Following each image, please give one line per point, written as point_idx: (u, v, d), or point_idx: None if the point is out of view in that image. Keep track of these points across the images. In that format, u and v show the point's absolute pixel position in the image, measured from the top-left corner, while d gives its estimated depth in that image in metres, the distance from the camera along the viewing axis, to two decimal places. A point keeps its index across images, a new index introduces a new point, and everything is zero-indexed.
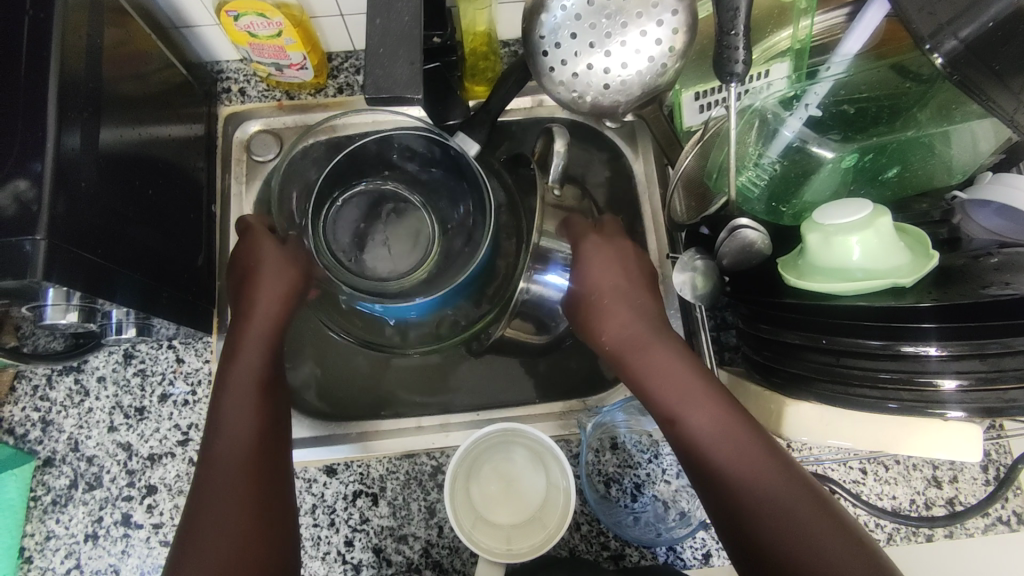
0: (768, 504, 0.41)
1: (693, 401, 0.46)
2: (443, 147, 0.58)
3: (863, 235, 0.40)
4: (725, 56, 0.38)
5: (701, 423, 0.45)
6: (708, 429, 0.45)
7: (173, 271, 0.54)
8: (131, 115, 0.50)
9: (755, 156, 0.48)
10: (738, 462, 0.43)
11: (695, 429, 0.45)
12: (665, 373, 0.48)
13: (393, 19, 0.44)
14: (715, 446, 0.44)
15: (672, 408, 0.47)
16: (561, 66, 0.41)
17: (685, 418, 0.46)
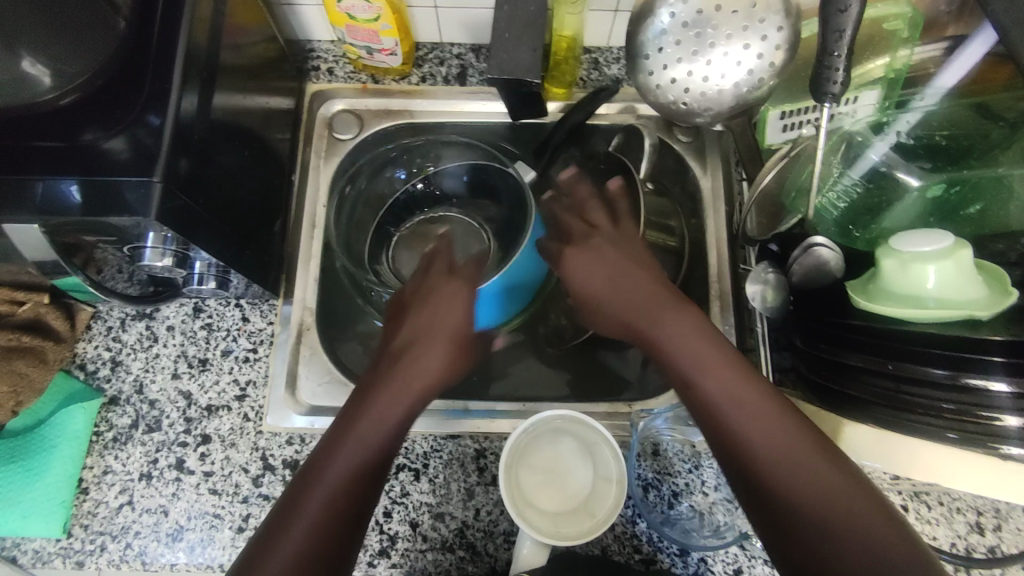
0: (776, 452, 0.38)
1: (699, 354, 0.43)
2: (497, 170, 0.64)
3: (940, 264, 0.41)
4: (825, 76, 0.40)
5: (719, 391, 0.41)
6: (749, 418, 0.39)
7: (257, 231, 0.57)
8: (239, 82, 0.53)
9: (834, 177, 0.49)
10: (766, 439, 0.38)
11: (709, 393, 0.41)
12: (684, 338, 0.43)
13: None
14: (750, 427, 0.39)
15: (688, 372, 0.42)
16: (661, 70, 0.43)
17: (702, 383, 0.41)
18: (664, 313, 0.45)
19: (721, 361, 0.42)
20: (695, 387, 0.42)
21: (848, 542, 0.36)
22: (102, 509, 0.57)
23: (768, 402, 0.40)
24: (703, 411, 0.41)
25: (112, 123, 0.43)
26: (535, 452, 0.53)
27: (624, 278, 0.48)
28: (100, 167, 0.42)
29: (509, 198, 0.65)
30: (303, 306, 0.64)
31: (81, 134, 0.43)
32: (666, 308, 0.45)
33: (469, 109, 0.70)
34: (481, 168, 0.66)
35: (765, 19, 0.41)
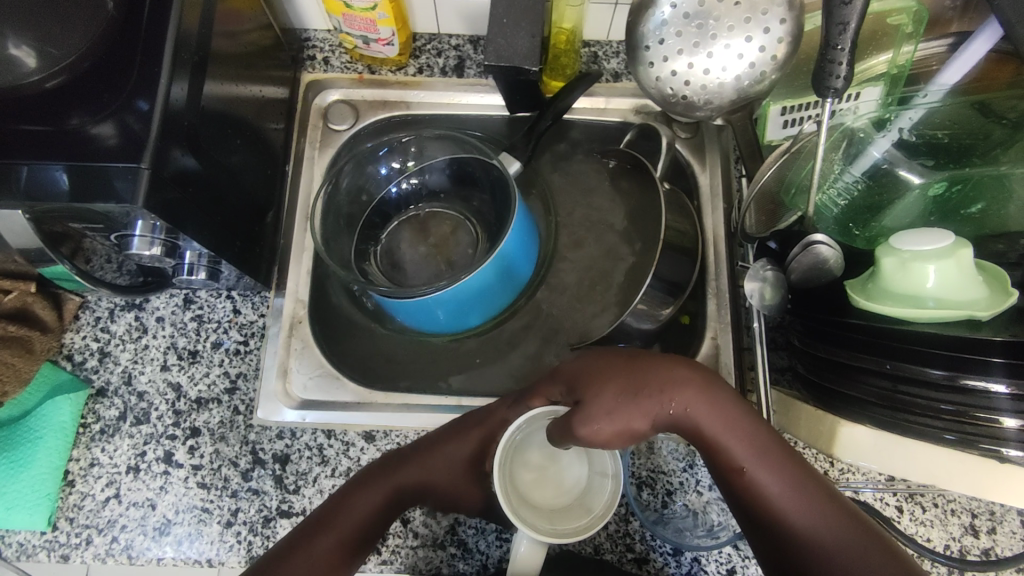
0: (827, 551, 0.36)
1: (748, 441, 0.40)
2: (483, 163, 0.63)
3: (941, 264, 0.40)
4: (827, 71, 0.39)
5: (772, 481, 0.39)
6: (804, 512, 0.37)
7: (248, 222, 0.56)
8: (231, 70, 0.52)
9: (835, 175, 0.49)
10: (828, 535, 0.36)
11: (762, 482, 0.39)
12: (733, 421, 0.41)
13: None
14: (808, 525, 0.37)
15: (739, 456, 0.40)
16: (661, 62, 0.43)
17: (755, 470, 0.39)
18: (707, 399, 0.42)
19: (771, 448, 0.40)
20: (748, 477, 0.39)
21: None
22: (87, 502, 0.56)
23: (822, 491, 0.38)
24: (756, 501, 0.39)
25: (100, 108, 0.42)
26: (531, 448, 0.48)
27: (648, 370, 0.43)
28: (87, 153, 0.42)
29: (493, 189, 0.64)
30: (296, 299, 0.63)
31: (67, 119, 0.42)
32: (703, 392, 0.42)
33: (466, 101, 0.69)
34: (464, 161, 0.64)
35: (768, 11, 0.40)
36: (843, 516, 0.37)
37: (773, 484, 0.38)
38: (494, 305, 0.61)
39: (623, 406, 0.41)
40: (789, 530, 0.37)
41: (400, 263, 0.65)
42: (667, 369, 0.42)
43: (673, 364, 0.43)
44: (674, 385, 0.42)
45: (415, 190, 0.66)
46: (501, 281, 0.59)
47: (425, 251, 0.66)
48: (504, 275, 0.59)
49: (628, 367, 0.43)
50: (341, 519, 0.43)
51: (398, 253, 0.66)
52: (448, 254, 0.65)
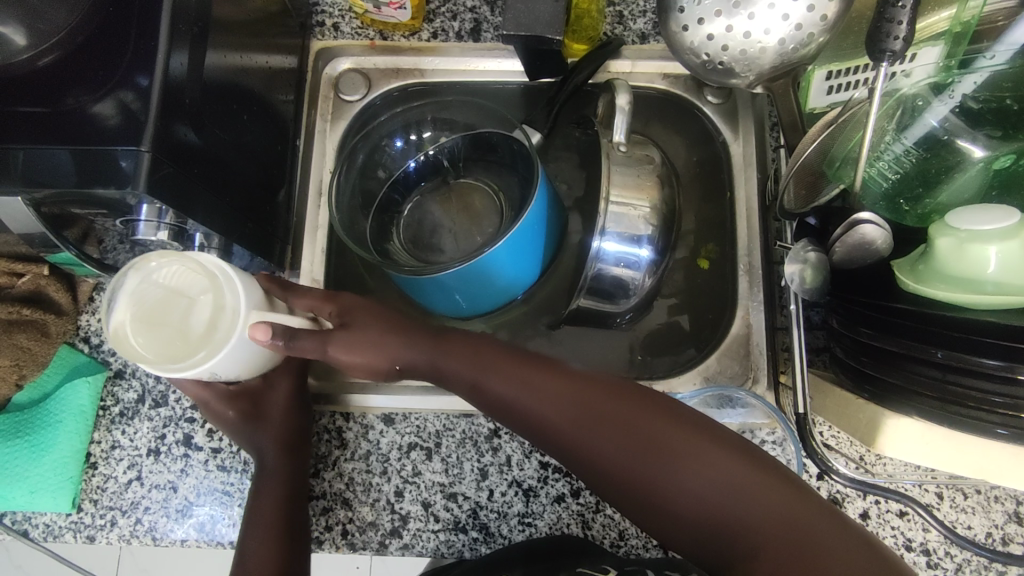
0: (651, 457, 0.41)
1: (476, 361, 0.46)
2: (502, 135, 0.60)
3: (1003, 245, 0.37)
4: (884, 31, 0.35)
5: (500, 384, 0.45)
6: (544, 402, 0.44)
7: (259, 200, 0.54)
8: (236, 40, 0.49)
9: (885, 144, 0.44)
10: (567, 418, 0.43)
11: (493, 389, 0.45)
12: (459, 352, 0.47)
13: None
14: (550, 412, 0.43)
15: (470, 377, 0.46)
16: (695, 25, 0.39)
17: (486, 382, 0.45)
18: (511, 374, 0.45)
19: (494, 358, 0.46)
20: (562, 432, 0.43)
21: (707, 490, 0.40)
22: (110, 484, 0.56)
23: (549, 378, 0.44)
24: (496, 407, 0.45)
25: (99, 85, 0.40)
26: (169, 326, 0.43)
27: (454, 353, 0.47)
28: (87, 134, 0.40)
29: (513, 160, 0.61)
30: (311, 278, 0.61)
31: (65, 99, 0.40)
32: (510, 366, 0.45)
33: (483, 67, 0.65)
34: (480, 134, 0.61)
35: None
36: (571, 395, 0.44)
37: (508, 387, 0.45)
38: (514, 285, 0.58)
39: (365, 351, 0.47)
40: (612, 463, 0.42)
41: (417, 242, 0.63)
42: (484, 354, 0.46)
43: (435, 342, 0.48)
44: (440, 339, 0.48)
45: (431, 162, 0.63)
46: (520, 260, 0.56)
47: (442, 227, 0.63)
48: (521, 256, 0.56)
49: (390, 324, 0.48)
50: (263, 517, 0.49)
51: (415, 232, 0.63)
52: (471, 230, 0.63)
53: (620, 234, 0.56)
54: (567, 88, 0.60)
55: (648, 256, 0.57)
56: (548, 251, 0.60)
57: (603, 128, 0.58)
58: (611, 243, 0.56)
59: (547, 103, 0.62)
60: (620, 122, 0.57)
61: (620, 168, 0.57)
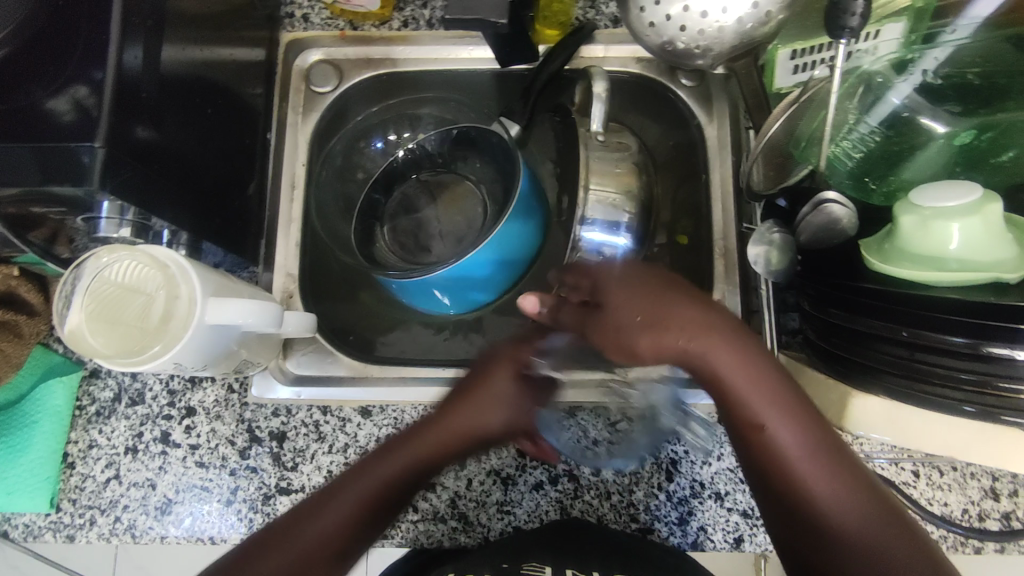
0: (831, 510, 0.38)
1: (771, 398, 0.39)
2: (483, 131, 0.61)
3: (966, 222, 0.37)
4: (840, 8, 0.35)
5: (798, 439, 0.39)
6: (818, 470, 0.39)
7: (228, 195, 0.54)
8: (197, 33, 0.48)
9: (850, 124, 0.44)
10: (830, 487, 0.39)
11: (784, 442, 0.39)
12: (750, 368, 0.39)
13: None
14: (810, 471, 0.39)
15: (764, 415, 0.39)
16: (654, 7, 0.38)
17: (779, 430, 0.39)
18: (762, 373, 0.39)
19: (799, 406, 0.40)
20: (773, 442, 0.39)
21: None
22: (89, 483, 0.56)
23: (826, 438, 0.39)
24: (768, 457, 0.39)
25: (52, 80, 0.40)
26: (127, 322, 0.44)
27: (690, 337, 0.40)
28: (41, 131, 0.39)
29: (494, 155, 0.62)
30: (287, 272, 0.61)
31: (18, 95, 0.40)
32: (756, 368, 0.40)
33: (455, 56, 0.65)
34: (461, 132, 0.62)
35: None
36: (861, 484, 0.39)
37: (793, 441, 0.39)
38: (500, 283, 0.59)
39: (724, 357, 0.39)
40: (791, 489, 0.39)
41: (406, 241, 0.64)
42: (744, 353, 0.40)
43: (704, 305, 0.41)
44: (709, 328, 0.40)
45: (413, 161, 0.64)
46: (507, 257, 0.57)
47: (433, 227, 0.64)
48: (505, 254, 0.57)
49: (661, 302, 0.41)
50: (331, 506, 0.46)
51: (404, 232, 0.64)
52: (459, 228, 0.64)
53: (605, 222, 0.57)
54: (538, 78, 0.59)
55: (627, 244, 0.57)
56: (535, 245, 0.60)
57: (582, 117, 0.59)
58: (592, 224, 0.56)
59: (523, 94, 0.61)
60: (598, 111, 0.55)
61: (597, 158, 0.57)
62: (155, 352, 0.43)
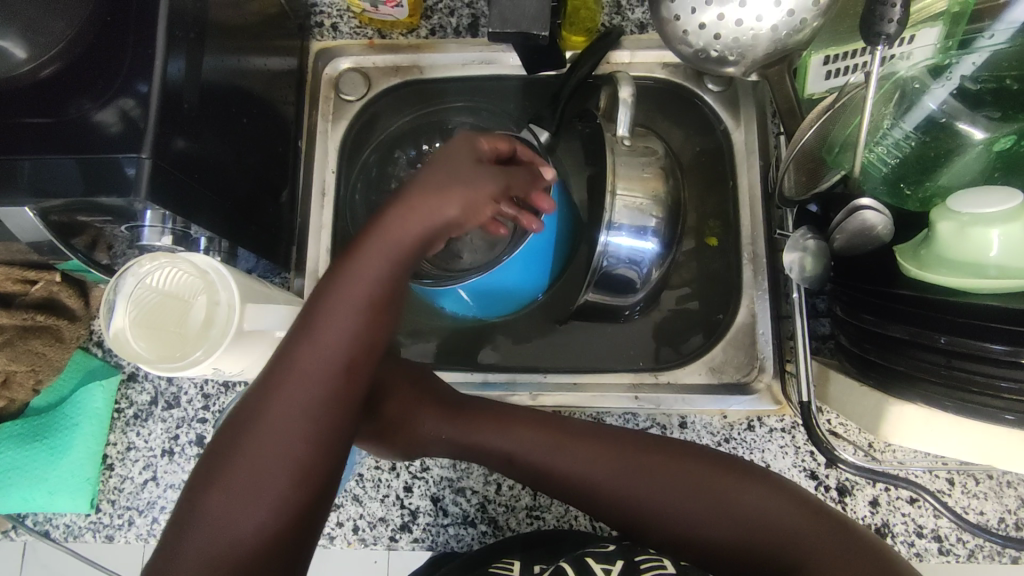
0: (652, 502, 0.50)
1: (523, 441, 0.54)
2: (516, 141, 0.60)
3: (1007, 228, 0.36)
4: (877, 13, 0.35)
5: (579, 466, 0.52)
6: (609, 478, 0.52)
7: (262, 203, 0.55)
8: (234, 43, 0.49)
9: (884, 130, 0.43)
10: (635, 490, 0.51)
11: (565, 469, 0.52)
12: (512, 435, 0.54)
13: None
14: (603, 478, 0.52)
15: (536, 462, 0.53)
16: (688, 15, 0.38)
17: (551, 465, 0.53)
18: (596, 432, 0.53)
19: (575, 447, 0.53)
20: (563, 475, 0.52)
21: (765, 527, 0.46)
22: (127, 484, 0.57)
23: (594, 447, 0.52)
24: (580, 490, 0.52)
25: (100, 92, 0.41)
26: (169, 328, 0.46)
27: (479, 426, 0.55)
28: (91, 142, 0.40)
29: None
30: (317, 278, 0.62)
31: (68, 108, 0.41)
32: (481, 413, 0.56)
33: (481, 63, 0.65)
34: None
35: None
36: (658, 469, 0.51)
37: (585, 469, 0.52)
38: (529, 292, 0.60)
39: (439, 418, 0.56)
40: (682, 520, 0.49)
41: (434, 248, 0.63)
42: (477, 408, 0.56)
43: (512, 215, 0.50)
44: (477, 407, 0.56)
45: None
46: (532, 268, 0.58)
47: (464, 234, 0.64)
48: (535, 263, 0.57)
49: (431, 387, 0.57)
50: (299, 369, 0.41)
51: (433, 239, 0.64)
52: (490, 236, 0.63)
53: (633, 228, 0.56)
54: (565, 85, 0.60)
55: (654, 249, 0.58)
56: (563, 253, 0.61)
57: (606, 122, 0.58)
58: (619, 229, 0.56)
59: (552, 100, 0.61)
60: (625, 118, 0.56)
61: (624, 162, 0.56)
62: (193, 360, 0.44)
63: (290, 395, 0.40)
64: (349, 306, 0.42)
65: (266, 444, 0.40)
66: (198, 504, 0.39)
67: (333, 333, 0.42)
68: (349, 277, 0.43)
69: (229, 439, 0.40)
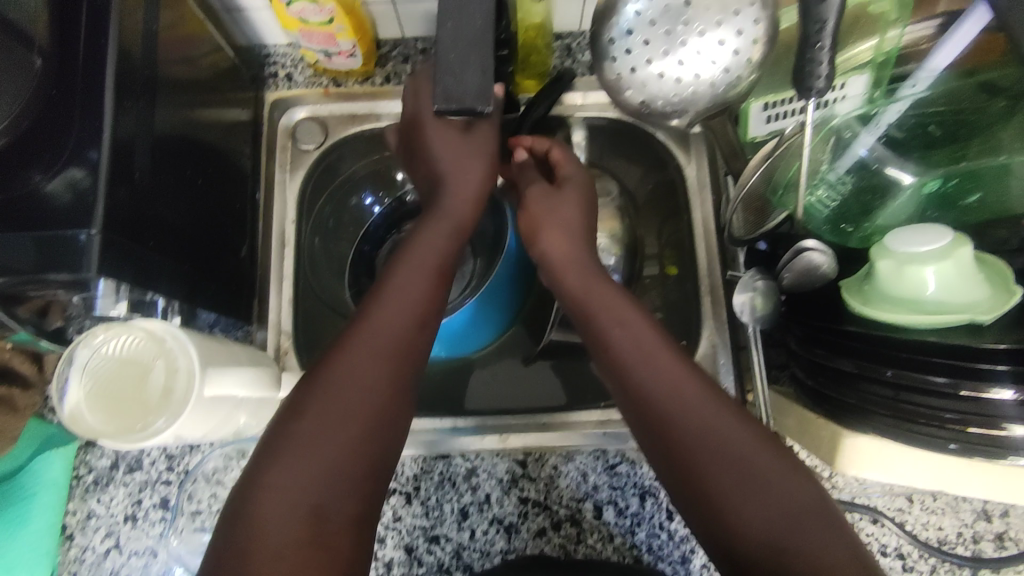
0: (725, 474, 0.38)
1: (643, 358, 0.43)
2: None
3: (940, 266, 0.39)
4: (807, 71, 0.36)
5: (674, 403, 0.41)
6: (694, 427, 0.40)
7: (220, 260, 0.54)
8: (182, 103, 0.49)
9: (822, 172, 0.46)
10: (704, 447, 0.39)
11: (655, 396, 0.41)
12: (627, 327, 0.44)
13: (465, 23, 0.37)
14: (690, 424, 0.40)
15: (636, 383, 0.42)
16: (628, 73, 0.39)
17: (648, 387, 0.42)
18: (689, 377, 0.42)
19: (673, 383, 0.41)
20: (666, 411, 0.41)
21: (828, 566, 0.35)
22: (89, 554, 0.55)
23: (690, 389, 0.41)
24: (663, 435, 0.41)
25: (47, 164, 0.40)
26: (126, 397, 0.44)
27: (607, 304, 0.46)
28: (39, 217, 0.40)
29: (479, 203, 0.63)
30: (280, 330, 0.61)
31: (13, 183, 0.40)
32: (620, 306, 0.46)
33: None
34: None
35: (741, 11, 0.36)
36: (736, 439, 0.39)
37: (677, 408, 0.40)
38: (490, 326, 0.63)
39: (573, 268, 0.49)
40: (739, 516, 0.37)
41: None
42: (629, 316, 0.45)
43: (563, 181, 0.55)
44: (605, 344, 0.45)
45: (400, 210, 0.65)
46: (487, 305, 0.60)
47: None
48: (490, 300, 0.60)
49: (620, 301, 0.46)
50: (381, 316, 0.43)
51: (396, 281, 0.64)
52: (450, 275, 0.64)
53: None
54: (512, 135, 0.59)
55: None
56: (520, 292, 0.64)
57: None
58: None
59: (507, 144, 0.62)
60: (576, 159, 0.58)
61: None
62: (158, 428, 0.43)
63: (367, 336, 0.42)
64: (426, 268, 0.46)
65: (335, 411, 0.39)
66: (282, 440, 0.39)
67: (422, 283, 0.45)
68: (425, 241, 0.47)
69: (303, 389, 0.41)
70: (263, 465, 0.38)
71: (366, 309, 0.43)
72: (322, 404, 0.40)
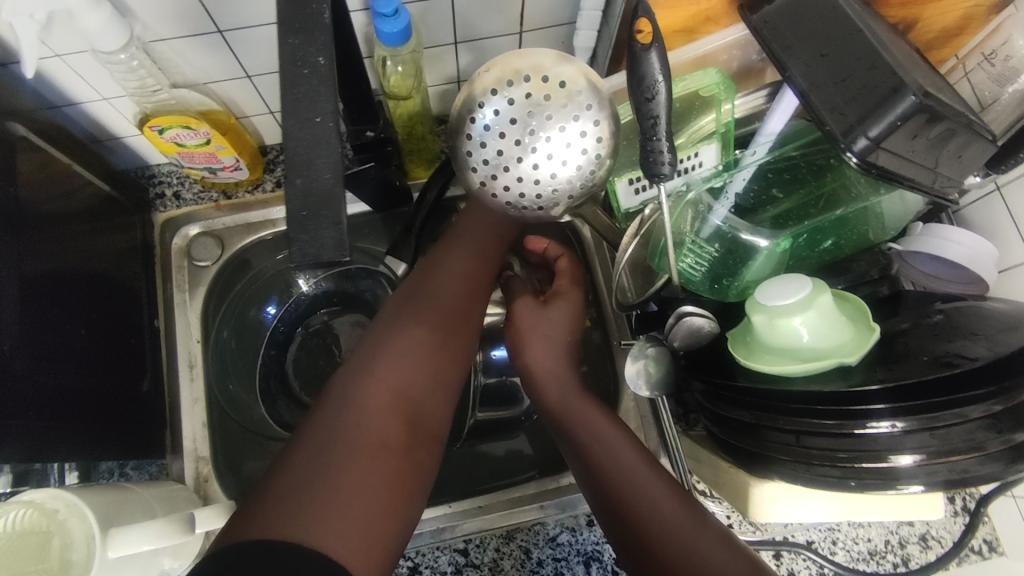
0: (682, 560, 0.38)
1: (597, 440, 0.46)
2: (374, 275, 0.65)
3: (805, 316, 0.42)
4: (651, 159, 0.38)
5: (635, 484, 0.43)
6: (648, 505, 0.41)
7: (120, 402, 0.53)
8: (57, 254, 0.48)
9: (689, 238, 0.48)
10: (661, 522, 0.40)
11: (607, 462, 0.44)
12: (578, 405, 0.49)
13: (315, 176, 0.33)
14: (645, 504, 0.41)
15: (595, 462, 0.45)
16: (491, 180, 0.41)
17: (603, 455, 0.45)
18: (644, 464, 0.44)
19: (632, 468, 0.44)
20: (620, 488, 0.43)
21: None
22: None
23: (647, 472, 0.43)
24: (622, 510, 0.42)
25: None
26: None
27: (570, 385, 0.50)
28: None
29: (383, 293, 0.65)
30: (198, 456, 0.59)
31: None
32: (576, 394, 0.49)
33: None
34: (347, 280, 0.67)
35: (581, 114, 0.38)
36: (691, 522, 0.40)
37: (634, 485, 0.43)
38: None
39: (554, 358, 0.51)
40: None
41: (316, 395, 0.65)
42: (589, 407, 0.49)
43: (553, 297, 0.55)
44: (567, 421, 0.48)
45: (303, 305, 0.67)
46: None
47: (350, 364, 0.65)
48: None
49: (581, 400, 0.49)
50: (437, 305, 0.46)
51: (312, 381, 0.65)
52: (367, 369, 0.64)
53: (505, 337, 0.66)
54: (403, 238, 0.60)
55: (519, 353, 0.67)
56: None
57: None
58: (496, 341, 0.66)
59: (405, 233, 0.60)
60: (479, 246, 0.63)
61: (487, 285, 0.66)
62: None
63: (426, 341, 0.45)
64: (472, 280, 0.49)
65: (393, 398, 0.41)
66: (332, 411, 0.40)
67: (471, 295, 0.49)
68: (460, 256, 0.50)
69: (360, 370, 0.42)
70: (321, 426, 0.39)
71: (448, 306, 0.47)
72: (383, 384, 0.42)
